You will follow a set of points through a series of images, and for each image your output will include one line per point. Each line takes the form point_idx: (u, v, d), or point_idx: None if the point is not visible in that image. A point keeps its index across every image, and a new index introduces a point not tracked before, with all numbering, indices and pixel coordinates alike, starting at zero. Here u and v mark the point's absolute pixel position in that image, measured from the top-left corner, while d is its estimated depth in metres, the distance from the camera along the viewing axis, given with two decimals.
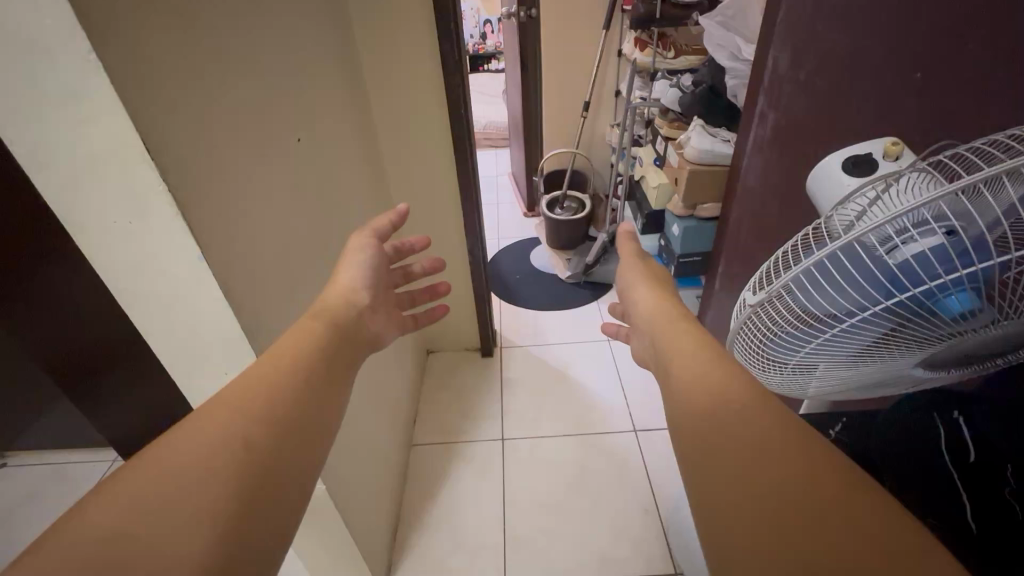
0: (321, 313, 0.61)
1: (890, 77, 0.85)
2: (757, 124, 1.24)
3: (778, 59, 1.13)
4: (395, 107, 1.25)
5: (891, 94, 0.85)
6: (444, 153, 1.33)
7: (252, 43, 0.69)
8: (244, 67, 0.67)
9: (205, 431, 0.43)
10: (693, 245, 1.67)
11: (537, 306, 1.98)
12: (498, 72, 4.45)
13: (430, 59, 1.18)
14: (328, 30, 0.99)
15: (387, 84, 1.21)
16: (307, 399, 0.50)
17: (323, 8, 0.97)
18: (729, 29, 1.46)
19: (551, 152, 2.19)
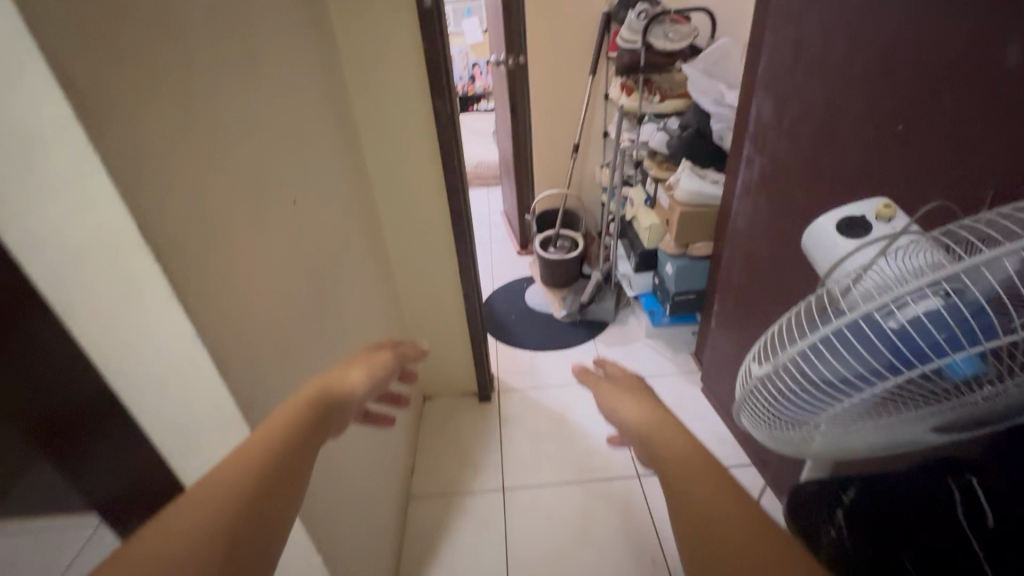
0: (319, 402, 0.63)
1: (872, 129, 0.88)
2: (744, 168, 1.26)
3: (761, 107, 1.16)
4: (389, 158, 1.26)
5: (874, 145, 0.88)
6: (439, 202, 1.34)
7: (248, 115, 0.70)
8: (241, 139, 0.68)
9: (183, 516, 0.46)
10: (688, 283, 1.67)
11: (534, 347, 1.96)
12: (487, 112, 4.57)
13: (423, 114, 1.21)
14: (324, 90, 1.02)
15: (382, 136, 1.23)
16: (277, 478, 0.53)
17: (317, 71, 0.99)
18: (713, 76, 1.52)
19: (543, 193, 2.22)
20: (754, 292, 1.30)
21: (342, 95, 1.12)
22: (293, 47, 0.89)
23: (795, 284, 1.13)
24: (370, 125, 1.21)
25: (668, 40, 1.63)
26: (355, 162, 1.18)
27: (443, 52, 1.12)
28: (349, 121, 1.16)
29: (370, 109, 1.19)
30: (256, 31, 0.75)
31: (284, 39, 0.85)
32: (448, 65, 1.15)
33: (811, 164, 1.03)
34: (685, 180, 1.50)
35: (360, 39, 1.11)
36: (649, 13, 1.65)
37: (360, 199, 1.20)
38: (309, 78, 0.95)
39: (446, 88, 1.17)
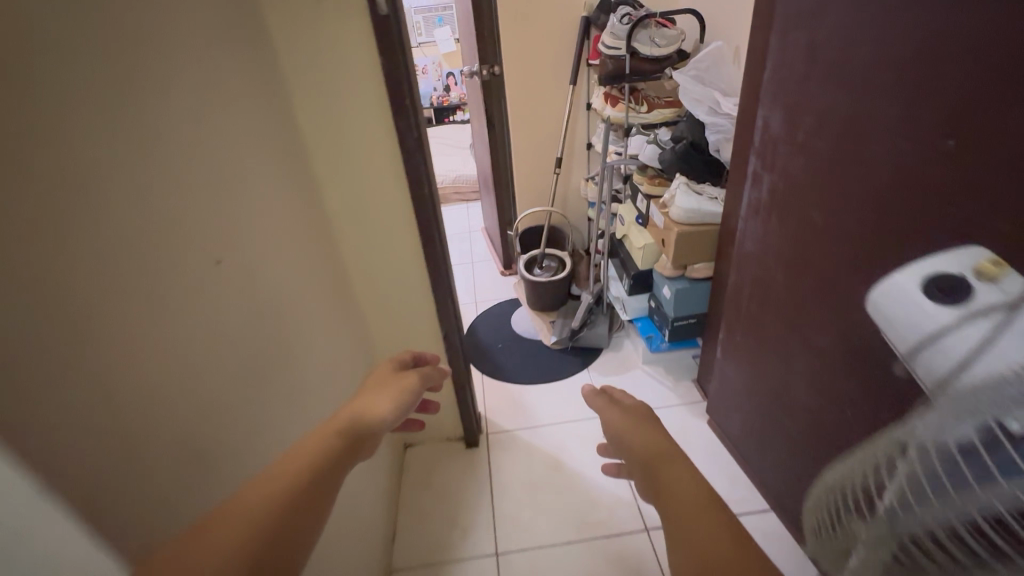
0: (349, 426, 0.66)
1: (907, 144, 0.75)
2: (750, 185, 1.14)
3: (768, 119, 1.03)
4: (348, 190, 1.11)
5: (912, 163, 0.74)
6: (410, 235, 1.19)
7: (106, 159, 0.54)
8: (91, 190, 0.52)
9: (199, 558, 0.46)
10: (688, 307, 1.54)
11: (523, 380, 1.81)
12: (464, 123, 4.42)
13: (387, 139, 1.05)
14: (254, 120, 0.86)
15: (337, 166, 1.07)
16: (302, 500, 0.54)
17: (244, 93, 0.83)
18: (704, 83, 1.39)
19: (525, 211, 2.07)
20: (768, 320, 1.18)
21: (285, 121, 0.97)
22: (204, 71, 0.74)
23: (817, 316, 1.01)
24: (323, 153, 1.05)
25: (656, 45, 1.50)
26: (302, 197, 1.02)
27: (405, 69, 0.97)
28: (296, 151, 1.00)
29: (321, 135, 1.03)
30: (133, 57, 0.60)
31: (185, 63, 0.70)
32: (412, 84, 1.00)
33: (832, 183, 0.90)
34: (680, 197, 1.37)
35: (301, 56, 0.95)
36: (633, 17, 1.52)
37: (307, 240, 1.04)
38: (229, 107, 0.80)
39: (410, 109, 1.01)
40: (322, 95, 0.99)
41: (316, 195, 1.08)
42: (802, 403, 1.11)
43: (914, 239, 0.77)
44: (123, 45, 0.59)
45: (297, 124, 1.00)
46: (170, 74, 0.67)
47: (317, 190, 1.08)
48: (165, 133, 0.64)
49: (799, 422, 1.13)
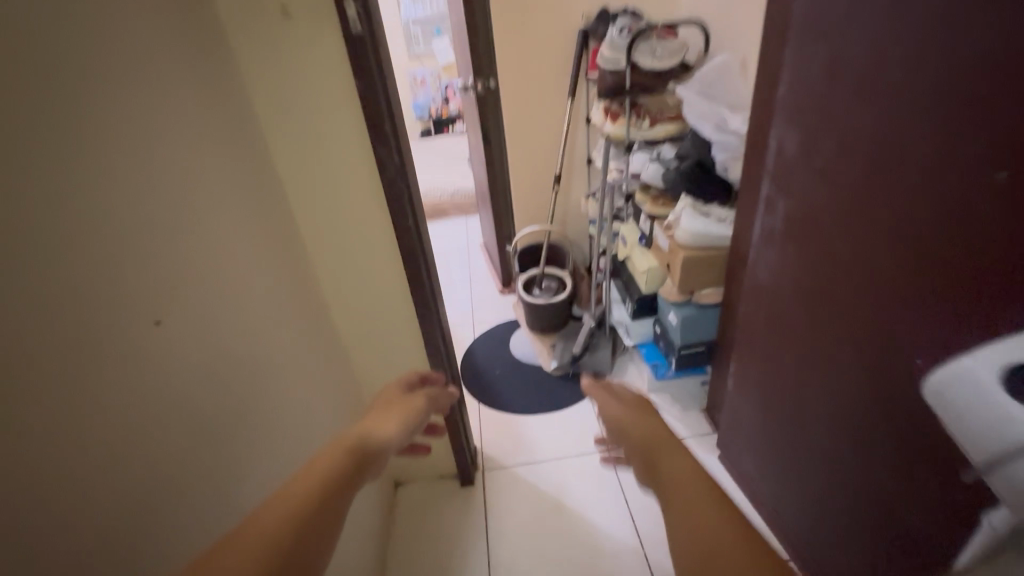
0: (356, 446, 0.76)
1: (945, 175, 0.65)
2: (763, 211, 1.05)
3: (783, 141, 0.94)
4: (324, 220, 1.02)
5: (951, 197, 0.65)
6: (394, 267, 1.10)
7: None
8: None
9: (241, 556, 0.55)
10: (695, 334, 1.44)
11: (522, 409, 1.72)
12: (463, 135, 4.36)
13: (366, 167, 0.97)
14: (210, 152, 0.78)
15: (312, 194, 0.99)
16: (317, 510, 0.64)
17: (198, 123, 0.75)
18: (710, 98, 1.31)
19: (523, 230, 1.98)
20: (785, 356, 1.08)
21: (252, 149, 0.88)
22: (142, 103, 0.65)
23: (839, 358, 0.91)
24: (295, 182, 0.97)
25: (657, 58, 1.42)
26: (272, 231, 0.94)
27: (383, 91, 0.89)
28: (264, 181, 0.92)
29: (293, 163, 0.95)
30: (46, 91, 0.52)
31: (118, 94, 0.62)
32: (391, 107, 0.92)
33: (855, 214, 0.81)
34: (687, 219, 1.28)
35: (266, 79, 0.86)
36: (633, 29, 1.44)
37: (277, 276, 0.95)
38: (177, 139, 0.71)
39: (389, 134, 0.93)
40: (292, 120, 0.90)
41: (289, 226, 0.99)
42: (824, 451, 1.01)
43: (953, 283, 0.67)
44: (36, 80, 0.51)
45: (266, 152, 0.92)
46: (97, 108, 0.58)
47: (291, 221, 1.00)
48: (88, 176, 0.56)
49: (820, 470, 1.03)
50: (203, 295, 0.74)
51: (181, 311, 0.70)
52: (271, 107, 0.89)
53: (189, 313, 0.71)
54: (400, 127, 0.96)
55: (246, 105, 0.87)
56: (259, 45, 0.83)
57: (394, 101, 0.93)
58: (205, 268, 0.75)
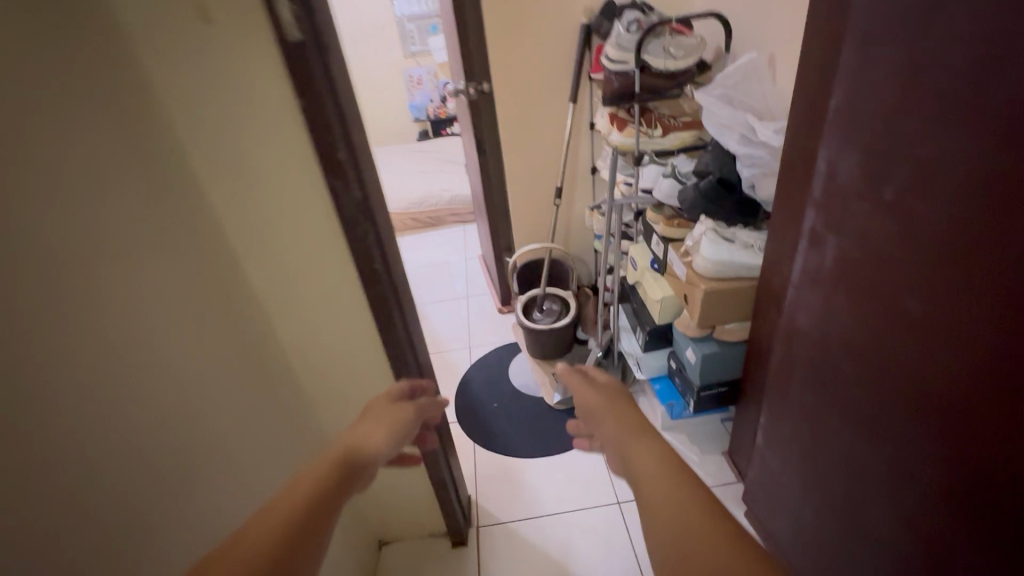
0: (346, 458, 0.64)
1: None
2: (806, 247, 0.87)
3: (834, 164, 0.77)
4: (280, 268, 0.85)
5: None
6: (364, 316, 0.93)
7: None
8: None
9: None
10: (715, 373, 1.27)
11: (521, 450, 1.55)
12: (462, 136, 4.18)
13: (322, 203, 0.79)
14: (118, 202, 0.61)
15: (260, 241, 0.81)
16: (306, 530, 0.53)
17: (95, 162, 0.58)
18: (734, 104, 1.12)
19: (522, 248, 1.81)
20: (830, 416, 0.90)
21: (182, 189, 0.71)
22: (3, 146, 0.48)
23: (908, 433, 0.73)
24: (239, 226, 0.79)
25: (670, 57, 1.24)
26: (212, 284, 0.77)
27: (341, 115, 0.71)
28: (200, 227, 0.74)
29: (235, 204, 0.77)
30: None
31: None
32: (353, 132, 0.74)
33: (943, 259, 0.62)
34: (708, 246, 1.10)
35: (190, 106, 0.68)
36: (642, 24, 1.26)
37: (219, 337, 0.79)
38: (65, 192, 0.54)
39: (351, 166, 0.75)
40: (228, 155, 0.72)
41: (240, 276, 0.82)
42: (885, 536, 0.83)
43: None
44: None
45: (205, 193, 0.74)
46: None
47: (240, 269, 0.82)
48: None
49: (880, 558, 0.85)
50: (114, 388, 0.58)
51: (72, 423, 0.53)
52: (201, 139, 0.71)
53: (86, 421, 0.54)
54: (365, 156, 0.78)
55: (178, 138, 0.69)
56: (179, 67, 0.65)
57: (357, 125, 0.76)
58: (121, 354, 0.59)
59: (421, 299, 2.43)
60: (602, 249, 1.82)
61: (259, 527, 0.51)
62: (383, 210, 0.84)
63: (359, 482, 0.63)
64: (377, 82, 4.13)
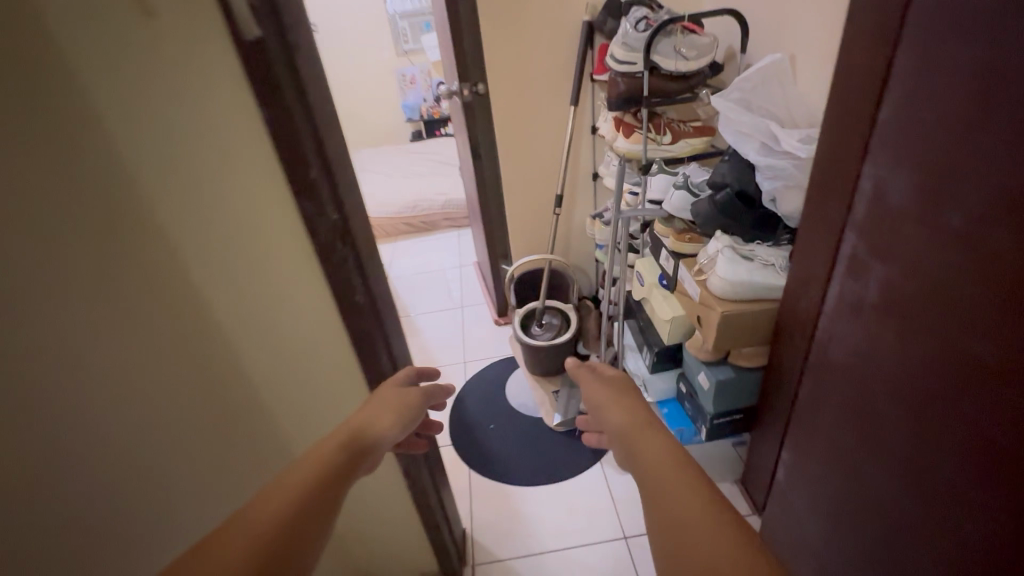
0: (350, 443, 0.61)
1: None
2: (845, 274, 0.78)
3: (881, 184, 0.68)
4: (257, 315, 0.72)
5: None
6: (341, 354, 0.81)
7: None
8: None
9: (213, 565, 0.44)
10: (730, 400, 1.17)
11: (520, 477, 1.45)
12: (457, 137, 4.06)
13: (291, 232, 0.68)
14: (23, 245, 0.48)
15: (239, 287, 0.68)
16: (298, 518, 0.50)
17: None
18: (753, 109, 1.02)
19: (519, 260, 1.69)
20: (863, 462, 0.81)
21: (126, 226, 0.58)
22: None
23: (953, 492, 0.64)
24: (208, 265, 0.66)
25: (681, 57, 1.13)
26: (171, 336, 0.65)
27: (314, 126, 0.61)
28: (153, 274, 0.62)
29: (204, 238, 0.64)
30: None
31: None
32: (327, 146, 0.64)
33: (1007, 297, 0.53)
34: (726, 264, 1.01)
35: (150, 128, 0.56)
36: (652, 21, 1.15)
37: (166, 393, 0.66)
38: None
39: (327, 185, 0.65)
40: (191, 181, 0.60)
41: (204, 318, 0.69)
42: None
43: None
44: None
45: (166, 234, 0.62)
46: None
47: (207, 312, 0.70)
48: None
49: None
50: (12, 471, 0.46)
51: None
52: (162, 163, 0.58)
53: None
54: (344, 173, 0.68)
55: (122, 171, 0.56)
56: (122, 83, 0.53)
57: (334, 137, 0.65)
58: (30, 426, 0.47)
59: (413, 309, 2.32)
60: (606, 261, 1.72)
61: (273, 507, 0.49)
62: (366, 233, 0.74)
63: (364, 464, 0.60)
64: (369, 80, 4.00)
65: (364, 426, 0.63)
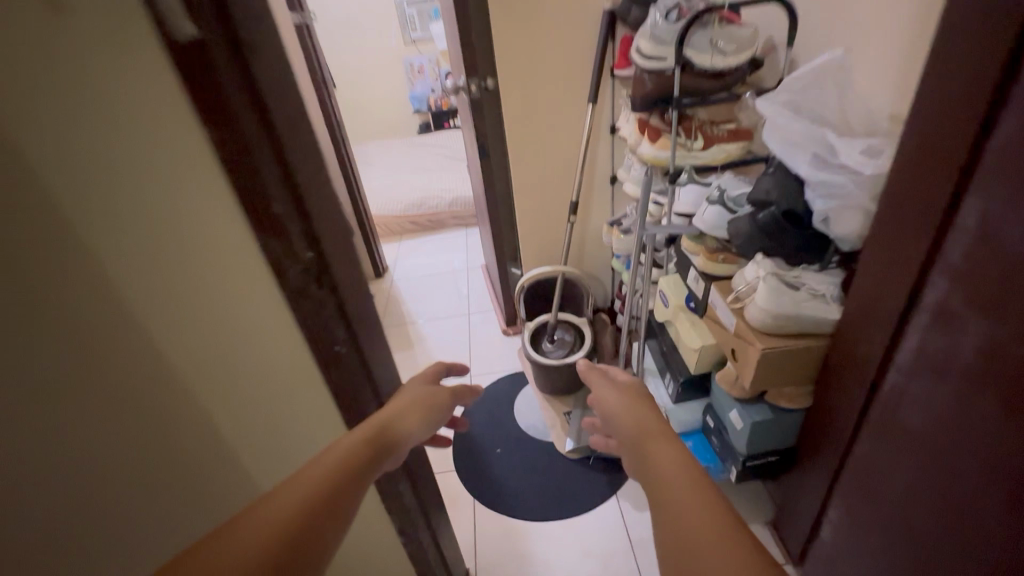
0: (377, 437, 0.61)
1: None
2: (931, 321, 0.64)
3: (990, 218, 0.54)
4: (228, 384, 0.57)
5: None
6: (324, 407, 0.69)
7: None
8: None
9: (237, 553, 0.44)
10: (766, 441, 1.04)
11: (528, 511, 1.34)
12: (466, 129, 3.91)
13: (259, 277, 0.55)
14: None
15: (201, 354, 0.53)
16: (317, 508, 0.50)
17: None
18: (803, 114, 0.88)
19: (528, 273, 1.53)
20: (936, 537, 0.67)
21: (71, 284, 0.42)
22: None
23: None
24: (171, 328, 0.50)
25: (719, 52, 0.99)
26: (134, 430, 0.48)
27: (284, 149, 0.49)
28: (109, 347, 0.45)
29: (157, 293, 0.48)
30: None
31: None
32: (301, 170, 0.51)
33: None
34: (768, 295, 0.88)
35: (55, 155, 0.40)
36: (685, 11, 1.01)
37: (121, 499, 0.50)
38: None
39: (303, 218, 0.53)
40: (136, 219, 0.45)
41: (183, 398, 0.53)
42: None
43: None
44: None
45: (121, 291, 0.45)
46: None
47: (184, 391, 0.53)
48: None
49: None
50: None
51: None
52: (89, 197, 0.42)
53: None
54: (326, 204, 0.56)
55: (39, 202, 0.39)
56: (31, 98, 0.37)
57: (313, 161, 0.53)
58: None
59: (417, 315, 2.21)
60: (625, 273, 1.59)
61: (305, 481, 0.51)
62: (354, 272, 0.62)
63: (389, 458, 0.61)
64: (375, 71, 3.86)
65: (393, 420, 0.64)
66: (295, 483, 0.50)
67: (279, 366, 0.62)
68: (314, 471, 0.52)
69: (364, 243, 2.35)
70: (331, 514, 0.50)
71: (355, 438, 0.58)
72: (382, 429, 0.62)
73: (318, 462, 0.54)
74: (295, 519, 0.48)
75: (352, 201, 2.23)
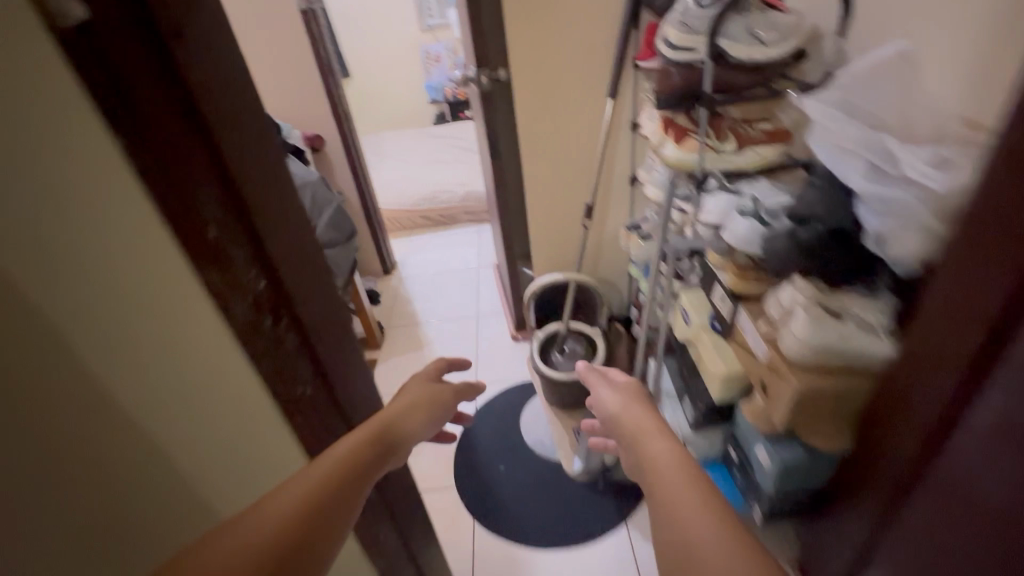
0: (382, 435, 0.61)
1: None
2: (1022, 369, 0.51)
3: None
4: (184, 423, 0.48)
5: None
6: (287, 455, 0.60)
7: None
8: None
9: (231, 551, 0.43)
10: (796, 483, 0.94)
11: (531, 538, 1.25)
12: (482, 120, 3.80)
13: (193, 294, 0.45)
14: None
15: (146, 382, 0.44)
16: (321, 504, 0.49)
17: None
18: (857, 116, 0.76)
19: (537, 281, 1.43)
20: None
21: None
22: None
23: None
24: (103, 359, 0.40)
25: (757, 42, 0.86)
26: (86, 478, 0.40)
27: (232, 158, 0.42)
28: (43, 395, 0.36)
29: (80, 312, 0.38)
30: None
31: None
32: (239, 162, 0.43)
33: None
34: (807, 326, 0.77)
35: None
36: None
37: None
38: None
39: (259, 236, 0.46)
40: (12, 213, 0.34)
41: (147, 439, 0.45)
42: None
43: None
44: None
45: (58, 321, 0.37)
46: None
47: (148, 431, 0.44)
48: None
49: None
50: None
51: None
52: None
53: None
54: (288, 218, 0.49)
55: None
56: None
57: (271, 170, 0.46)
58: None
59: (423, 315, 2.12)
60: (642, 281, 1.48)
61: (319, 468, 0.52)
62: (326, 293, 0.55)
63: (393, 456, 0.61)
64: (392, 59, 3.78)
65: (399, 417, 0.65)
66: (298, 481, 0.50)
67: (235, 400, 0.52)
68: (320, 466, 0.52)
69: (372, 238, 2.27)
70: (334, 514, 0.49)
71: (366, 431, 0.59)
72: (389, 425, 0.63)
73: (320, 460, 0.53)
74: (310, 506, 0.48)
75: (360, 195, 2.15)
